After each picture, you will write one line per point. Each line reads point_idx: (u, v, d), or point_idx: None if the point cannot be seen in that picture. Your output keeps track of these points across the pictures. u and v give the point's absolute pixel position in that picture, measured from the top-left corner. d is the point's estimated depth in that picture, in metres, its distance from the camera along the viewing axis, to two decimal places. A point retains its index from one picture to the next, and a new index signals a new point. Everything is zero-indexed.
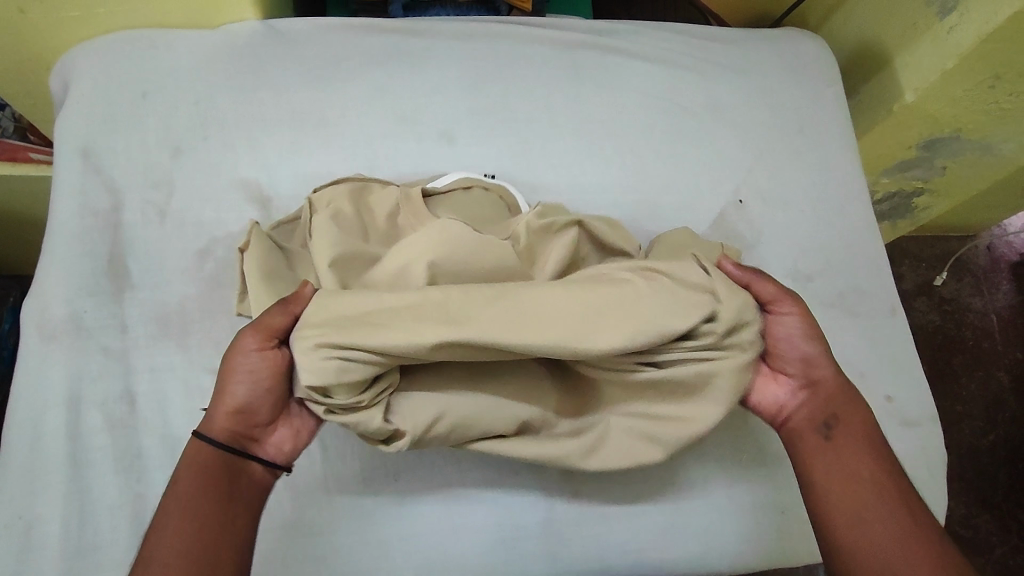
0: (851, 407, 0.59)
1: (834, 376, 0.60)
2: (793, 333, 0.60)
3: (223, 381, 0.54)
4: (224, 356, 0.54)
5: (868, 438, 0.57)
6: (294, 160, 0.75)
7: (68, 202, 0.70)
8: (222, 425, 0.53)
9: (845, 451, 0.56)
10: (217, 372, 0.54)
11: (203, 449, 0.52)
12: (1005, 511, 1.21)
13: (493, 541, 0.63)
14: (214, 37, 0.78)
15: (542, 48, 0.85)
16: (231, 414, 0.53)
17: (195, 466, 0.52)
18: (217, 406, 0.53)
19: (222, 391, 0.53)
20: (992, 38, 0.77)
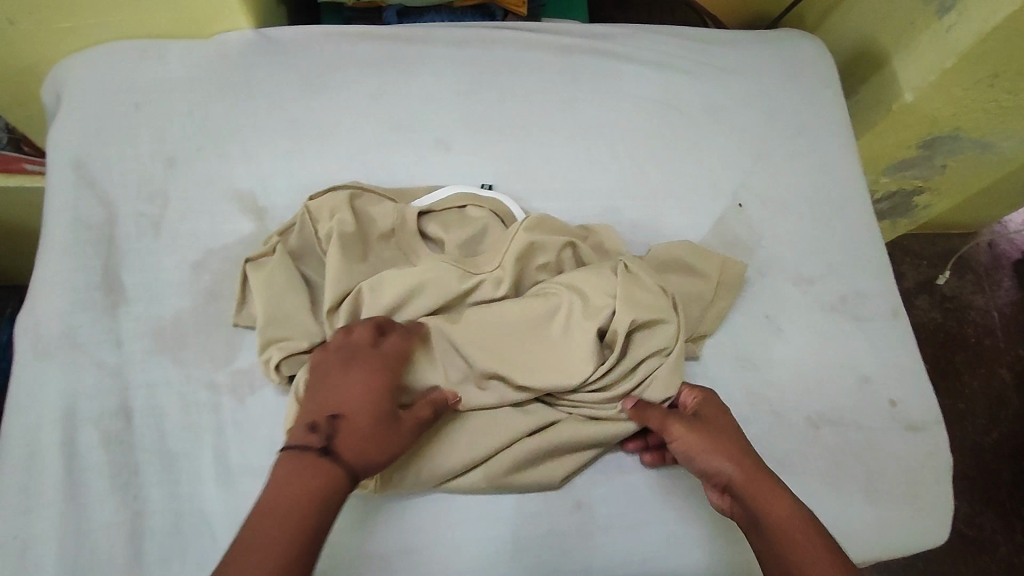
0: (771, 500, 0.56)
1: (738, 475, 0.57)
2: (690, 445, 0.59)
3: (376, 420, 0.55)
4: (378, 397, 0.56)
5: (795, 529, 0.55)
6: (289, 170, 0.74)
7: (61, 215, 0.70)
8: (363, 465, 0.54)
9: (781, 552, 0.54)
10: (372, 423, 0.55)
11: (338, 477, 0.53)
12: (1009, 510, 1.20)
13: (495, 555, 0.62)
14: (207, 47, 0.78)
15: (538, 53, 0.84)
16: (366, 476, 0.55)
17: (326, 479, 0.52)
18: (363, 443, 0.54)
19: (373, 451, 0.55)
20: (990, 37, 0.77)
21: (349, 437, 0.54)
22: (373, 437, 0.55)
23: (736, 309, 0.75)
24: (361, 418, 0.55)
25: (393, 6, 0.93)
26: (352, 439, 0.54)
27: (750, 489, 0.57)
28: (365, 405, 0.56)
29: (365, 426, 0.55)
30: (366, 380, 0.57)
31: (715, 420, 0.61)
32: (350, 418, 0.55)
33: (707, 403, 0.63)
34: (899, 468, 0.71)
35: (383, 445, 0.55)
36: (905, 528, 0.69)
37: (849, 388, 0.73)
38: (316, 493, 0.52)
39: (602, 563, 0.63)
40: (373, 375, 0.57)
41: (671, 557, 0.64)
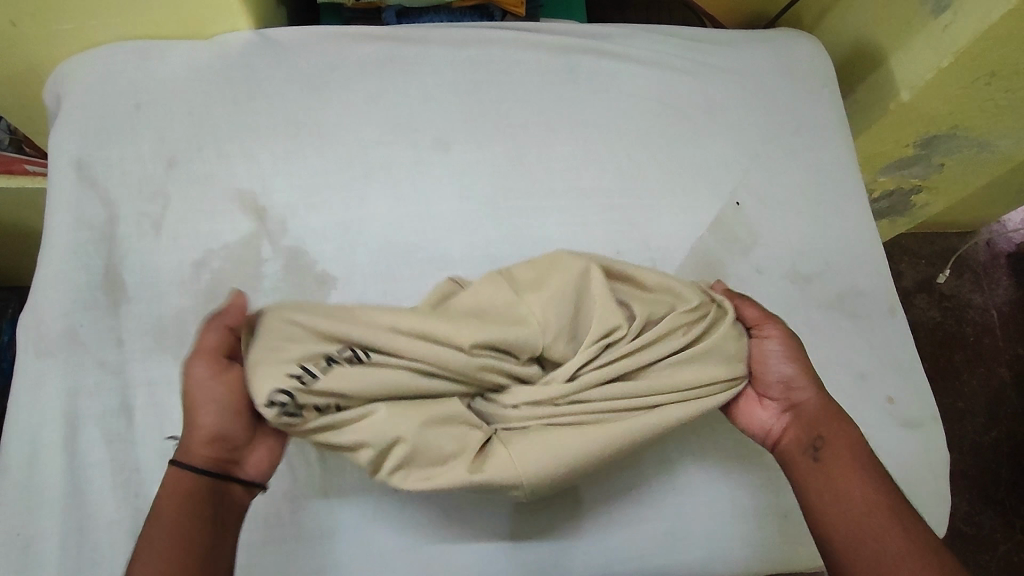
0: (842, 424, 0.59)
1: (815, 398, 0.60)
2: (779, 354, 0.61)
3: (186, 404, 0.53)
4: (190, 376, 0.54)
5: (854, 454, 0.57)
6: (290, 169, 0.75)
7: (64, 215, 0.70)
8: (193, 450, 0.52)
9: (836, 467, 0.56)
10: (188, 401, 0.53)
11: (174, 475, 0.52)
12: (1008, 507, 1.21)
13: (494, 550, 0.63)
14: (208, 48, 0.78)
15: (537, 53, 0.84)
16: (204, 447, 0.52)
17: (172, 491, 0.51)
18: (184, 433, 0.53)
19: (193, 423, 0.52)
20: (986, 36, 0.77)
21: (182, 433, 0.53)
22: (190, 416, 0.52)
23: None
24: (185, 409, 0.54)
25: (392, 7, 0.93)
26: (182, 439, 0.53)
27: (823, 410, 0.60)
28: (182, 393, 0.54)
29: (183, 410, 0.53)
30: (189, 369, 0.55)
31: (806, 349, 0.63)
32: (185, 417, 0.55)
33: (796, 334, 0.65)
34: (897, 464, 0.71)
35: (192, 420, 0.52)
36: None
37: (846, 385, 0.74)
38: (169, 495, 0.51)
39: (601, 558, 0.63)
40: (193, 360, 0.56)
41: (670, 553, 0.64)
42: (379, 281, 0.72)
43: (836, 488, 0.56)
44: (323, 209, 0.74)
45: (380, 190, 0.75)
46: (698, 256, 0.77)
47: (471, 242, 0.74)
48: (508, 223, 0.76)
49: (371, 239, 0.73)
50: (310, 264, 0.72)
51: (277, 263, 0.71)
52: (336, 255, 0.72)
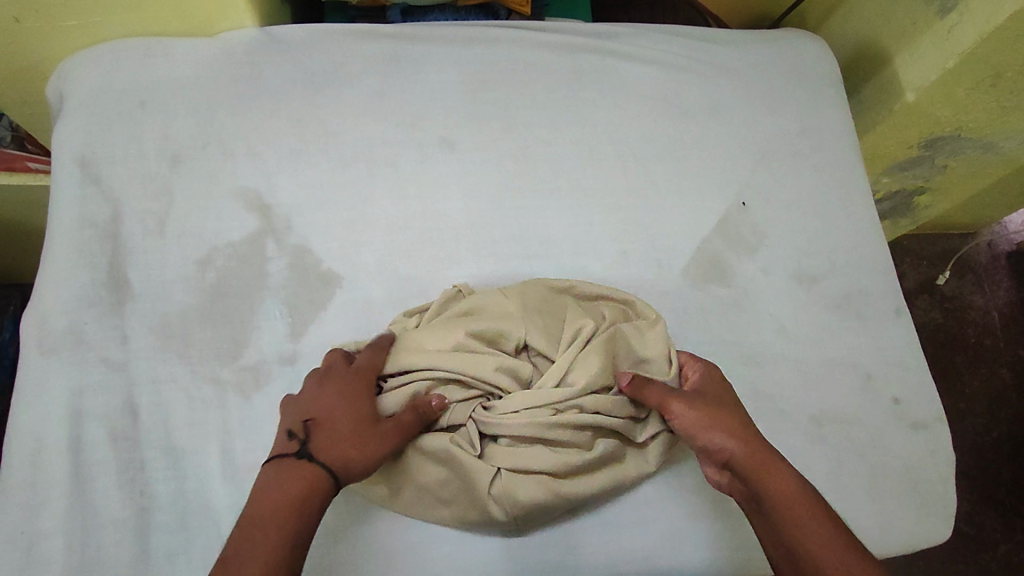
0: (774, 472, 0.55)
1: (741, 456, 0.57)
2: (693, 423, 0.59)
3: (352, 422, 0.56)
4: (352, 401, 0.57)
5: (794, 509, 0.53)
6: (294, 168, 0.75)
7: (68, 212, 0.70)
8: (345, 467, 0.54)
9: (785, 530, 0.53)
10: (354, 425, 0.56)
11: (320, 479, 0.52)
12: (1010, 508, 1.21)
13: (500, 551, 0.62)
14: (213, 46, 0.78)
15: (543, 53, 0.84)
16: (354, 471, 0.54)
17: (305, 490, 0.52)
18: (341, 444, 0.54)
19: (355, 445, 0.55)
20: (992, 37, 0.77)
21: (327, 443, 0.54)
22: (355, 437, 0.55)
23: (740, 308, 0.75)
24: (341, 422, 0.56)
25: (397, 5, 0.93)
26: (332, 448, 0.54)
27: (751, 464, 0.56)
28: (346, 413, 0.56)
29: (344, 425, 0.55)
30: (335, 388, 0.58)
31: (724, 404, 0.61)
32: (327, 424, 0.55)
33: (719, 388, 0.62)
34: (901, 465, 0.71)
35: (362, 444, 0.55)
36: (908, 526, 0.69)
37: (852, 386, 0.74)
38: (297, 492, 0.51)
39: (606, 559, 0.63)
40: (341, 381, 0.58)
41: (676, 554, 0.64)
42: (384, 280, 0.71)
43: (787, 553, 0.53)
44: (328, 207, 0.74)
45: (385, 189, 0.75)
46: (703, 256, 0.77)
47: (477, 241, 0.74)
48: (514, 222, 0.76)
49: (376, 238, 0.73)
50: (315, 262, 0.71)
51: (281, 261, 0.71)
52: (341, 254, 0.72)
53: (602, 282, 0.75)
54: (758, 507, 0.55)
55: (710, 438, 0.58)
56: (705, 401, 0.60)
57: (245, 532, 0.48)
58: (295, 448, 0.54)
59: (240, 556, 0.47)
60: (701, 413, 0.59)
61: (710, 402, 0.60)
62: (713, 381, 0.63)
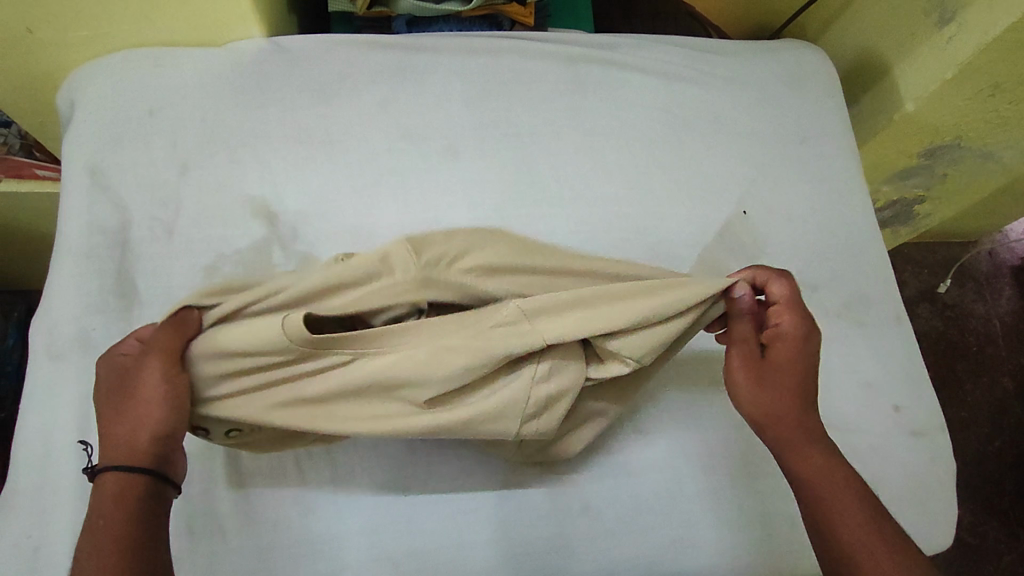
0: (807, 452, 0.57)
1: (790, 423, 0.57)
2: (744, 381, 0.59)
3: (113, 406, 0.53)
4: (110, 391, 0.54)
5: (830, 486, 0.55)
6: (300, 176, 0.76)
7: (77, 219, 0.71)
8: (131, 448, 0.52)
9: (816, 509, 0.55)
10: (115, 403, 0.54)
11: (114, 474, 0.51)
12: (1012, 518, 1.21)
13: (500, 556, 0.63)
14: (221, 55, 0.79)
15: (546, 63, 0.85)
16: (142, 439, 0.52)
17: (110, 495, 0.50)
18: (113, 437, 0.52)
19: (123, 421, 0.52)
20: (990, 48, 0.78)
21: (112, 435, 0.52)
22: (126, 410, 0.53)
23: None
24: (106, 414, 0.53)
25: (402, 16, 0.94)
26: (113, 442, 0.52)
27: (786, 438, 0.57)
28: (105, 403, 0.54)
29: (109, 414, 0.53)
30: (98, 390, 0.55)
31: (791, 368, 0.58)
32: (102, 428, 0.53)
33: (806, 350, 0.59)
34: (903, 471, 0.72)
35: (128, 418, 0.52)
36: (910, 532, 0.69)
37: (853, 393, 0.74)
38: (108, 499, 0.50)
39: (607, 563, 0.64)
40: (101, 378, 0.56)
41: (675, 558, 0.65)
42: None
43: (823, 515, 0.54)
44: (334, 215, 0.74)
45: (390, 197, 0.76)
46: (705, 264, 0.78)
47: None
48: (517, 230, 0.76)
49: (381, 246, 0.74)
50: None
51: (288, 267, 0.72)
52: None
53: None
54: (785, 469, 0.58)
55: (748, 399, 0.58)
56: (768, 367, 0.58)
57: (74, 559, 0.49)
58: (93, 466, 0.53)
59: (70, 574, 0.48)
60: (768, 381, 0.58)
61: (775, 367, 0.58)
62: (804, 337, 0.58)
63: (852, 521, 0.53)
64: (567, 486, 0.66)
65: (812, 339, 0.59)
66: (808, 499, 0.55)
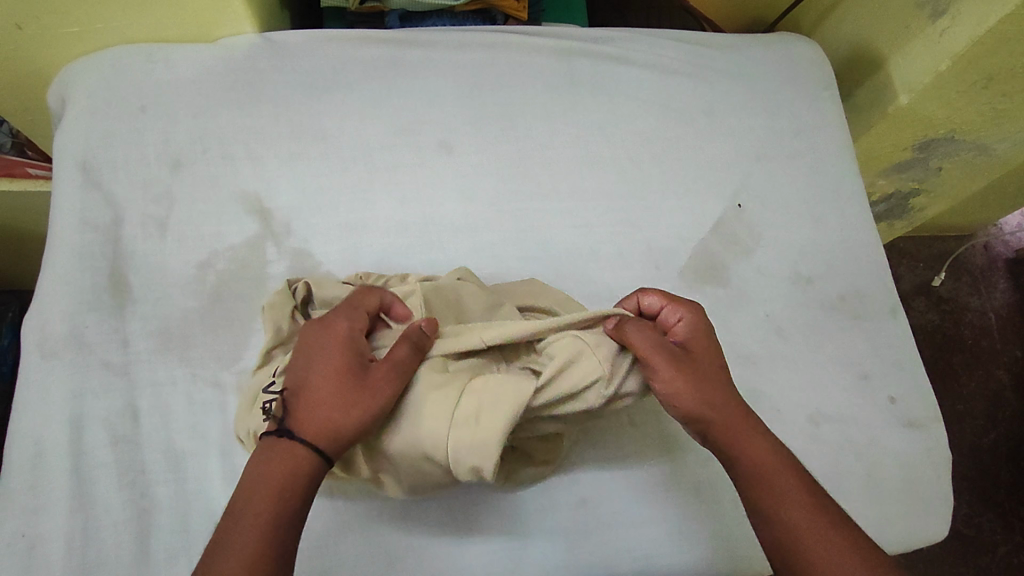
0: (754, 433, 0.57)
1: (730, 401, 0.58)
2: (681, 380, 0.57)
3: (337, 382, 0.54)
4: (336, 365, 0.54)
5: (782, 458, 0.56)
6: (293, 171, 0.75)
7: (70, 215, 0.70)
8: (331, 434, 0.52)
9: (773, 487, 0.54)
10: (334, 378, 0.54)
11: (299, 447, 0.52)
12: (1009, 509, 1.21)
13: (497, 552, 0.63)
14: (212, 50, 0.79)
15: (539, 57, 0.85)
16: (337, 434, 0.52)
17: (284, 461, 0.51)
18: (324, 413, 0.52)
19: (336, 405, 0.53)
20: (985, 39, 0.77)
21: (311, 408, 0.53)
22: (340, 396, 0.53)
23: (736, 308, 0.76)
24: (324, 384, 0.54)
25: (395, 10, 0.93)
26: (312, 413, 0.53)
27: (730, 417, 0.57)
28: (327, 369, 0.54)
29: (328, 387, 0.53)
30: (326, 352, 0.55)
31: (710, 359, 0.59)
32: (312, 391, 0.54)
33: (707, 336, 0.61)
34: (897, 462, 0.72)
35: (346, 407, 0.53)
36: (906, 524, 0.69)
37: (848, 386, 0.74)
38: (279, 464, 0.51)
39: (604, 558, 0.64)
40: (326, 340, 0.56)
41: (673, 552, 0.65)
42: None
43: (769, 497, 0.54)
44: (328, 211, 0.74)
45: (383, 192, 0.76)
46: (701, 258, 0.78)
47: (476, 245, 0.75)
48: (512, 224, 0.76)
49: (375, 241, 0.74)
50: (314, 265, 0.72)
51: (281, 263, 0.72)
52: (341, 258, 0.73)
53: (598, 283, 0.75)
54: (732, 470, 0.56)
55: (686, 398, 0.56)
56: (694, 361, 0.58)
57: (237, 496, 0.50)
58: (281, 417, 0.54)
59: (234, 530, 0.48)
60: (697, 374, 0.57)
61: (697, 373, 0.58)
62: (702, 327, 0.61)
63: (804, 508, 0.53)
64: (563, 480, 0.66)
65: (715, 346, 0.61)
66: (764, 478, 0.55)
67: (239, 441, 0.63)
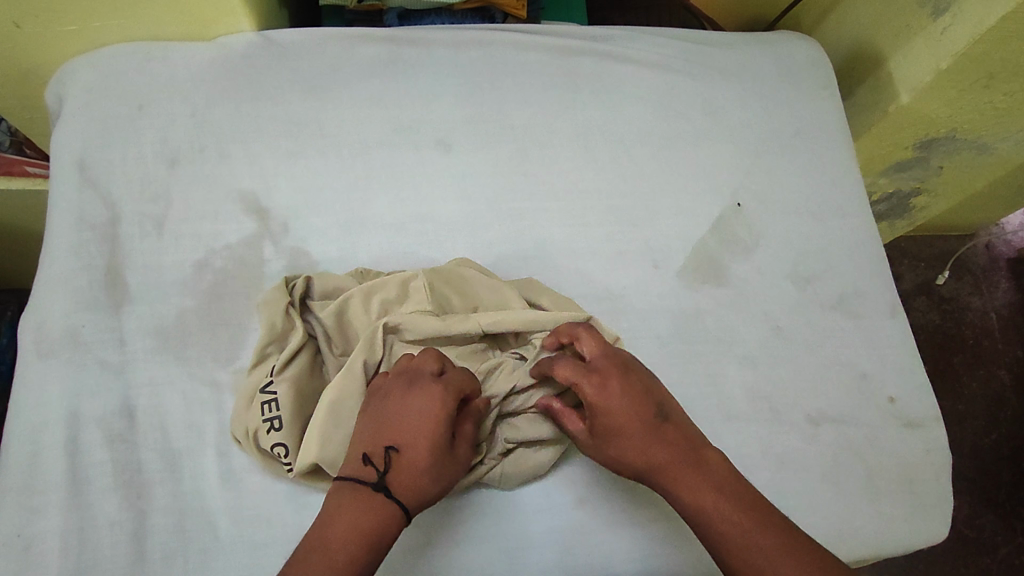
0: (680, 485, 0.54)
1: (649, 459, 0.55)
2: (603, 459, 0.58)
3: (436, 455, 0.54)
4: (436, 433, 0.54)
5: (715, 495, 0.53)
6: (291, 169, 0.75)
7: (67, 213, 0.70)
8: (417, 497, 0.53)
9: (707, 532, 0.53)
10: (434, 449, 0.54)
11: (390, 510, 0.51)
12: (1010, 510, 1.21)
13: (495, 552, 0.62)
14: (210, 48, 0.78)
15: (537, 55, 0.85)
16: (423, 502, 0.53)
17: (372, 518, 0.51)
18: (419, 476, 0.53)
19: (429, 479, 0.53)
20: (986, 38, 0.77)
21: (405, 472, 0.53)
22: (435, 468, 0.53)
23: (735, 308, 0.76)
24: (421, 451, 0.53)
25: (394, 9, 0.93)
26: (407, 477, 0.53)
27: (655, 473, 0.55)
28: (429, 437, 0.54)
29: (426, 456, 0.53)
30: (428, 415, 0.54)
31: (616, 425, 0.56)
32: (408, 456, 0.53)
33: (612, 393, 0.56)
34: (897, 463, 0.71)
35: (440, 478, 0.54)
36: (905, 525, 0.69)
37: (848, 387, 0.74)
38: (369, 522, 0.50)
39: (602, 558, 0.64)
40: (433, 404, 0.55)
41: (671, 553, 0.65)
42: None
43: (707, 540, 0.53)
44: (325, 210, 0.74)
45: (381, 191, 0.75)
46: (700, 257, 0.78)
47: (475, 244, 0.75)
48: (510, 223, 0.76)
49: (373, 240, 0.73)
50: (312, 265, 0.72)
51: (279, 263, 0.71)
52: (338, 256, 0.72)
53: (596, 282, 0.75)
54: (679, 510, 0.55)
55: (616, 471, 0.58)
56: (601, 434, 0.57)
57: (320, 541, 0.49)
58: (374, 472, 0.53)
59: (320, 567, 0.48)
60: (606, 452, 0.57)
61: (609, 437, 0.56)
62: (604, 390, 0.57)
63: (743, 536, 0.51)
64: (561, 481, 0.65)
65: (622, 391, 0.56)
66: (698, 523, 0.53)
67: (235, 442, 0.63)
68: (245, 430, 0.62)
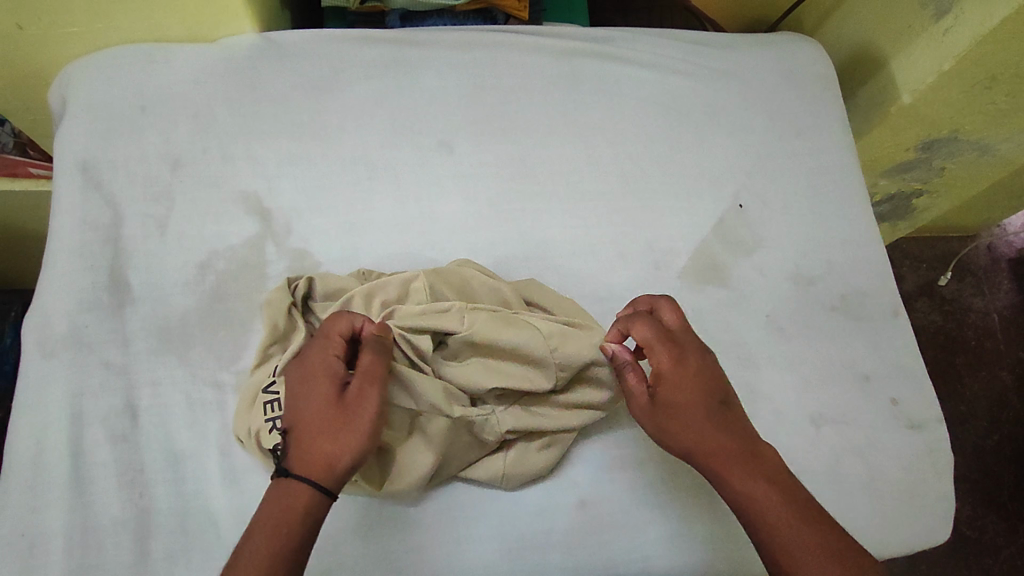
0: (735, 467, 0.54)
1: (709, 435, 0.56)
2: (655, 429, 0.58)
3: (323, 416, 0.53)
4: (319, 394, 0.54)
5: (766, 482, 0.53)
6: (293, 170, 0.75)
7: (70, 214, 0.71)
8: (324, 467, 0.52)
9: (752, 514, 0.53)
10: (320, 413, 0.53)
11: (297, 485, 0.51)
12: (1012, 511, 1.21)
13: (497, 553, 0.62)
14: (212, 50, 0.79)
15: (539, 56, 0.85)
16: (336, 464, 0.52)
17: (285, 499, 0.50)
18: (316, 445, 0.52)
19: (327, 438, 0.52)
20: (988, 39, 0.77)
21: (301, 443, 0.53)
22: (326, 428, 0.53)
23: (737, 309, 0.76)
24: (309, 420, 0.53)
25: (396, 11, 0.93)
26: (304, 447, 0.52)
27: (708, 450, 0.55)
28: (310, 403, 0.54)
29: (313, 422, 0.53)
30: (308, 384, 0.55)
31: (688, 398, 0.57)
32: (300, 429, 0.53)
33: (691, 371, 0.58)
34: (899, 463, 0.71)
35: (338, 439, 0.52)
36: (907, 526, 0.69)
37: (850, 388, 0.74)
38: (279, 503, 0.50)
39: (604, 559, 0.64)
40: (312, 370, 0.56)
41: (672, 554, 0.65)
42: None
43: (750, 523, 0.53)
44: (327, 211, 0.74)
45: (383, 192, 0.76)
46: (701, 258, 0.78)
47: (476, 245, 0.75)
48: (512, 224, 0.76)
49: (375, 241, 0.74)
50: (314, 265, 0.72)
51: (281, 263, 0.72)
52: (340, 257, 0.72)
53: (598, 283, 0.75)
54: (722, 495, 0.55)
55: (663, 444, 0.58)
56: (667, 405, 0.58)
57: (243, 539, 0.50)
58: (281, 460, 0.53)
59: (243, 553, 0.48)
60: (666, 422, 0.57)
61: (673, 410, 0.57)
62: (686, 364, 0.59)
63: (791, 525, 0.51)
64: (563, 481, 0.66)
65: (696, 370, 0.59)
66: (744, 504, 0.53)
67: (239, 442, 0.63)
68: (249, 429, 0.62)
